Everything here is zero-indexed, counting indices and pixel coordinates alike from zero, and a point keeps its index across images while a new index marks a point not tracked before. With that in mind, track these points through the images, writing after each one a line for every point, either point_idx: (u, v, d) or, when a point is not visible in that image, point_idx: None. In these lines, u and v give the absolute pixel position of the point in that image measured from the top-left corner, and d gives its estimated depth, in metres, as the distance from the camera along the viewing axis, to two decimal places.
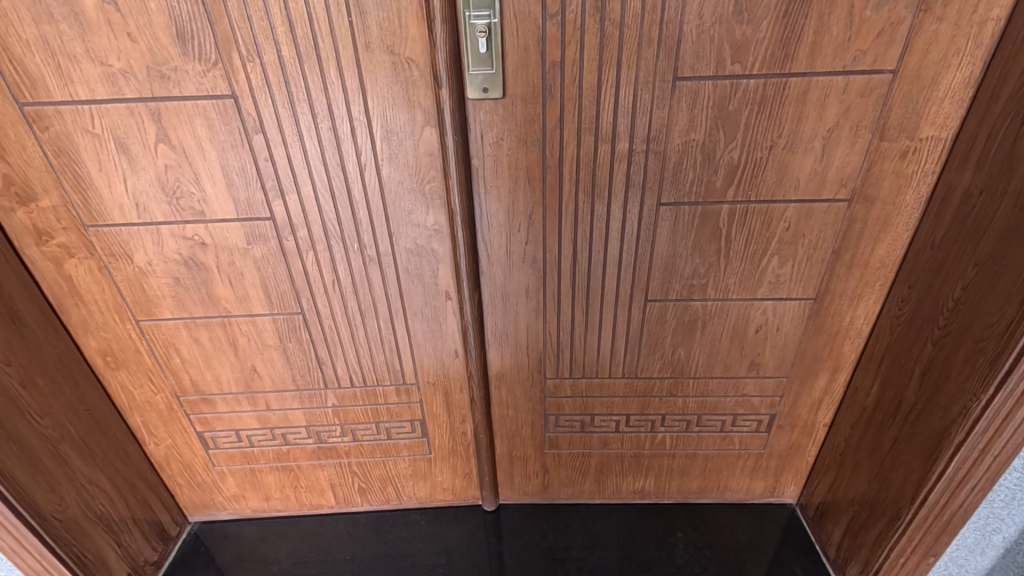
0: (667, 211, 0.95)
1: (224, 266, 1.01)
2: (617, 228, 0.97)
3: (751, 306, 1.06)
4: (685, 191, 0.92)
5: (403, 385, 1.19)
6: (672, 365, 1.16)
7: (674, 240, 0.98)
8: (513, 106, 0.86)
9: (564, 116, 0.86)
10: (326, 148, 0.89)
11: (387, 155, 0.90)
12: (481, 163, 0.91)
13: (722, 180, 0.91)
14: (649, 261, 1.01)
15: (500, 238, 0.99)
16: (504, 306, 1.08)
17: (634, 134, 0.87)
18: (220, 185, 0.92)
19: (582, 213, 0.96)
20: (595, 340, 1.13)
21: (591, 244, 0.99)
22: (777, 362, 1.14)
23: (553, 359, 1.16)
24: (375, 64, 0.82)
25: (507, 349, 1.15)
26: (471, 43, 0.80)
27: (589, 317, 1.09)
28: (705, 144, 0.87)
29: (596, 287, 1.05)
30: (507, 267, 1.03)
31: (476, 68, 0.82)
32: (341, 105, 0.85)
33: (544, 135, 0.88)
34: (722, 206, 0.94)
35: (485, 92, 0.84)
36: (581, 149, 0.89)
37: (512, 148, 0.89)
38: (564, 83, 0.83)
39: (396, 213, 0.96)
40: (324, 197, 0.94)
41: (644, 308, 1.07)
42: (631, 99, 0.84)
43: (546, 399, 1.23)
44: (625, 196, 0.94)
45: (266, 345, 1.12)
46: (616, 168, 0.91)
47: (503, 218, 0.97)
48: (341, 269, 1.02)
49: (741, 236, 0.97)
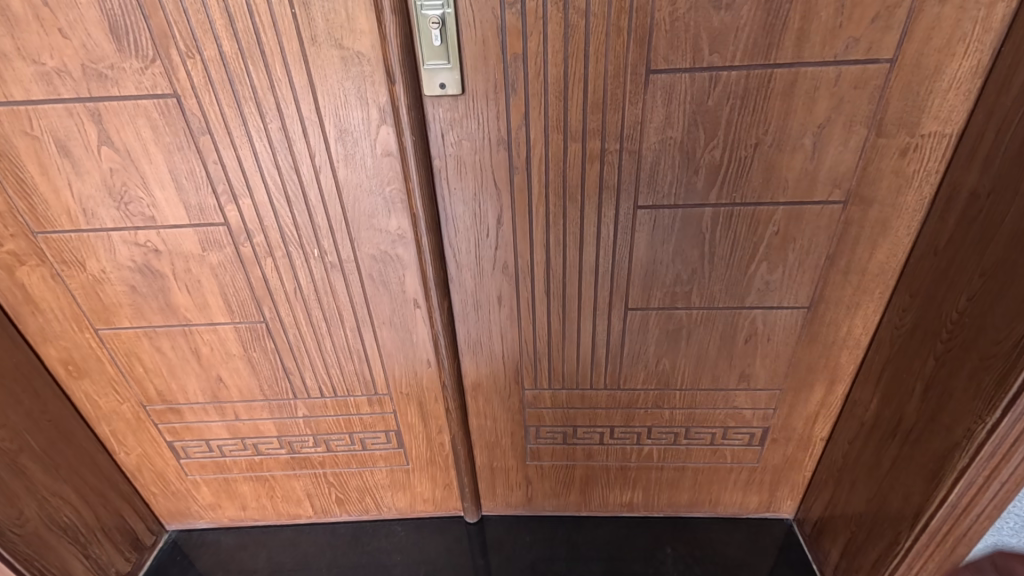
0: (645, 215, 0.88)
1: (181, 274, 0.96)
2: (592, 233, 0.91)
3: (739, 315, 0.99)
4: (664, 192, 0.86)
5: (375, 395, 1.15)
6: (657, 376, 1.09)
7: (655, 245, 0.92)
8: (474, 102, 0.79)
9: (530, 113, 0.80)
10: (278, 150, 0.83)
11: (342, 156, 0.84)
12: (443, 164, 0.85)
13: (704, 180, 0.84)
14: (628, 268, 0.95)
15: (467, 243, 0.94)
16: (477, 314, 1.03)
17: (607, 132, 0.81)
18: (169, 190, 0.87)
19: (554, 217, 0.90)
20: (574, 350, 1.07)
21: (564, 249, 0.93)
22: (769, 373, 1.07)
23: (530, 368, 1.10)
24: (323, 59, 0.76)
25: (482, 358, 1.09)
26: (424, 35, 0.74)
27: (566, 326, 1.03)
28: (683, 142, 0.80)
29: (573, 294, 0.99)
30: (477, 273, 0.97)
31: (431, 63, 0.76)
32: (290, 104, 0.79)
33: (509, 135, 0.82)
34: (705, 209, 0.87)
35: (443, 88, 0.78)
36: (550, 148, 0.83)
37: (475, 148, 0.83)
38: (527, 78, 0.77)
39: (356, 217, 0.90)
40: (279, 201, 0.88)
41: (625, 316, 1.01)
42: (602, 95, 0.78)
43: (525, 410, 1.17)
44: (599, 199, 0.87)
45: (231, 354, 1.07)
46: (588, 169, 0.84)
47: (471, 223, 0.91)
48: (302, 276, 0.97)
49: (726, 240, 0.90)
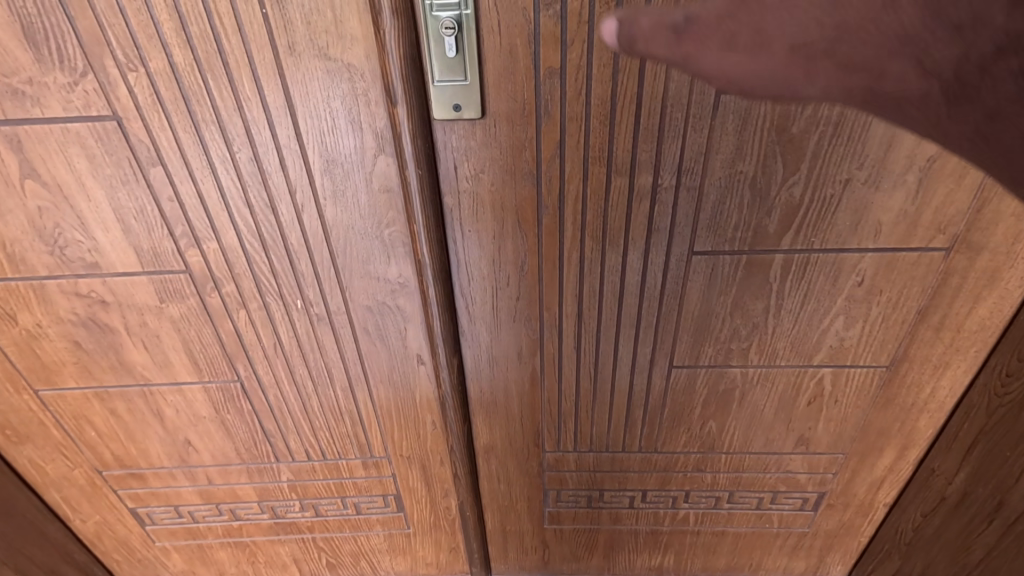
0: (702, 262, 0.72)
1: (135, 328, 0.79)
2: (635, 283, 0.75)
3: (804, 373, 0.84)
4: (726, 236, 0.70)
5: (372, 458, 0.99)
6: (701, 439, 0.94)
7: (710, 296, 0.76)
8: (496, 128, 0.63)
9: (566, 141, 0.64)
10: (249, 184, 0.67)
11: (329, 192, 0.67)
12: (455, 201, 0.69)
13: (777, 223, 0.68)
14: (676, 321, 0.79)
15: (483, 293, 0.77)
16: (492, 370, 0.87)
17: (661, 164, 0.65)
18: (114, 232, 0.70)
19: (589, 264, 0.74)
20: (605, 410, 0.91)
21: (600, 300, 0.77)
22: (832, 435, 0.92)
23: (553, 429, 0.95)
24: (304, 74, 0.59)
25: (497, 418, 0.93)
26: (434, 44, 0.57)
27: (597, 384, 0.88)
28: (756, 178, 0.65)
29: (606, 350, 0.83)
30: (494, 326, 0.81)
31: (443, 79, 0.59)
32: (262, 129, 0.63)
33: (539, 167, 0.66)
34: (775, 256, 0.71)
35: (457, 110, 0.61)
36: (589, 184, 0.67)
37: (496, 183, 0.67)
38: (565, 98, 0.61)
39: (347, 263, 0.74)
40: (253, 245, 0.72)
41: (667, 374, 0.86)
42: (657, 119, 0.62)
43: (545, 473, 1.01)
44: (647, 243, 0.71)
45: (200, 415, 0.91)
46: (635, 209, 0.68)
47: (488, 270, 0.75)
48: (283, 329, 0.81)
49: (796, 290, 0.75)
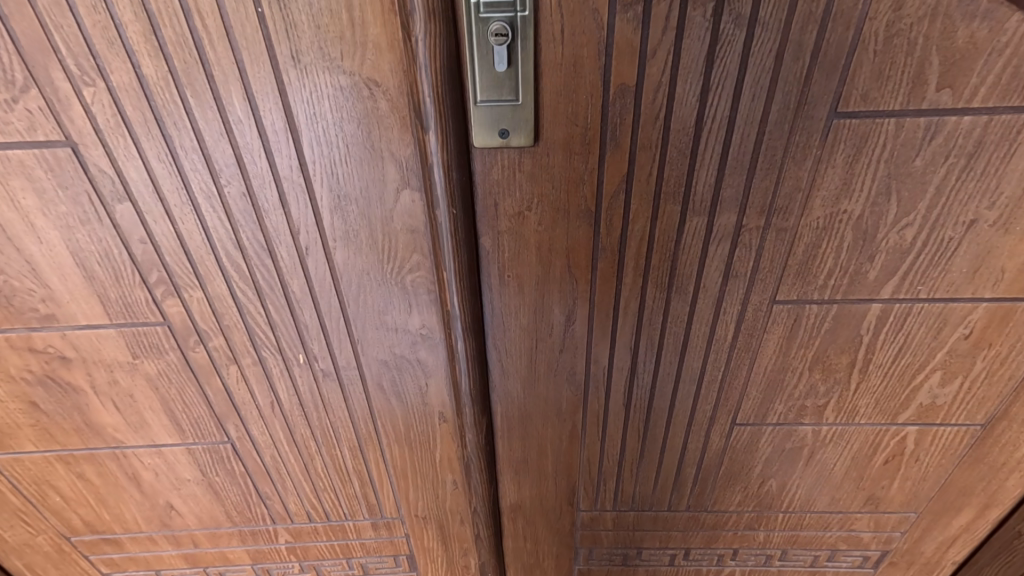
0: (785, 312, 0.61)
1: (104, 387, 0.66)
2: (702, 335, 0.64)
3: (882, 430, 0.73)
4: (817, 284, 0.59)
5: (382, 518, 0.87)
6: (758, 497, 0.83)
7: (788, 350, 0.65)
8: (549, 156, 0.51)
9: (634, 173, 0.52)
10: (241, 224, 0.54)
11: (340, 233, 0.55)
12: (494, 244, 0.57)
13: (880, 269, 0.57)
14: (746, 376, 0.68)
15: (520, 346, 0.66)
16: (525, 427, 0.75)
17: (750, 202, 0.53)
18: (73, 279, 0.57)
19: (649, 314, 0.62)
20: (652, 467, 0.80)
21: (659, 353, 0.66)
22: (906, 494, 0.81)
23: (590, 488, 0.83)
24: (311, 91, 0.47)
25: (527, 476, 0.82)
26: (480, 55, 0.45)
27: (647, 442, 0.76)
28: (864, 218, 0.53)
29: (660, 406, 0.72)
30: (531, 381, 0.69)
31: (490, 98, 0.47)
32: (258, 158, 0.50)
33: (598, 203, 0.54)
34: (872, 305, 0.60)
35: (504, 136, 0.49)
36: (659, 224, 0.55)
37: (544, 222, 0.55)
38: (637, 122, 0.49)
39: (360, 314, 0.62)
40: (246, 293, 0.59)
41: (728, 432, 0.75)
42: (750, 148, 0.50)
43: (578, 532, 0.90)
44: (721, 291, 0.60)
45: (183, 478, 0.78)
46: (711, 252, 0.57)
47: (528, 320, 0.63)
48: (282, 386, 0.68)
49: (890, 343, 0.63)
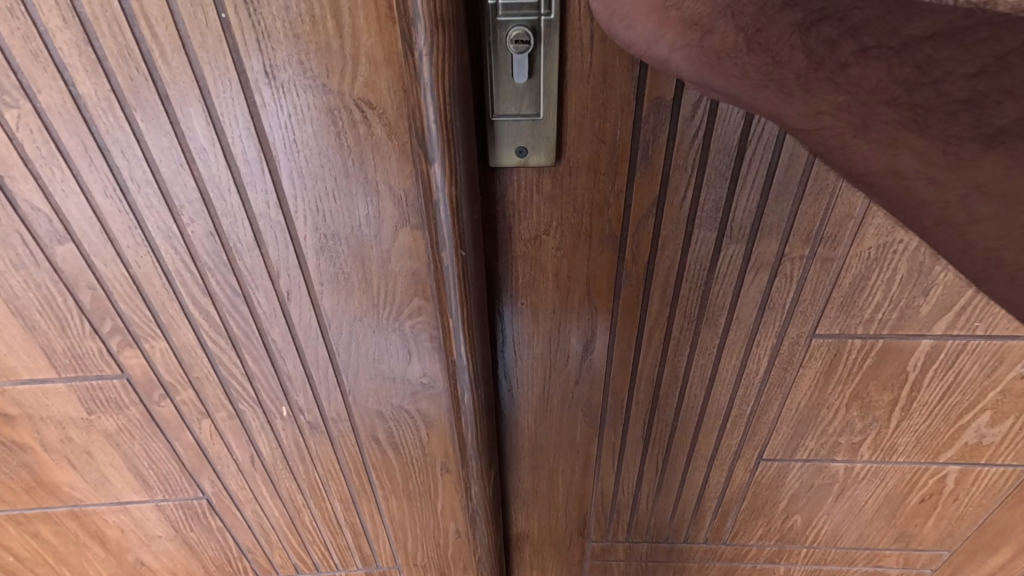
0: (825, 347, 0.58)
1: (55, 444, 0.58)
2: (731, 366, 0.60)
3: (922, 469, 0.70)
4: (862, 318, 0.56)
5: (378, 568, 0.79)
6: (782, 533, 0.78)
7: (825, 385, 0.61)
8: (573, 177, 0.47)
9: (665, 196, 0.48)
10: (209, 267, 0.45)
11: (328, 276, 0.47)
12: (510, 270, 0.53)
13: (934, 304, 0.54)
14: (777, 411, 0.64)
15: (533, 378, 0.61)
16: (537, 463, 0.70)
17: (795, 230, 0.50)
18: (9, 330, 0.48)
19: (676, 345, 0.58)
20: (669, 501, 0.75)
21: (684, 388, 0.62)
22: (939, 533, 0.78)
23: (603, 518, 0.77)
24: (290, 115, 0.38)
25: (535, 509, 0.76)
26: (497, 64, 0.41)
27: (665, 475, 0.71)
28: (923, 250, 0.50)
29: (682, 437, 0.67)
30: (544, 416, 0.64)
31: (508, 112, 0.43)
32: (227, 193, 0.42)
33: (624, 229, 0.50)
34: (922, 341, 0.57)
35: (521, 154, 0.45)
36: (693, 249, 0.51)
37: (564, 246, 0.51)
38: (672, 141, 0.45)
39: (352, 363, 0.53)
40: (217, 342, 0.51)
41: (753, 467, 0.70)
42: (799, 172, 0.47)
43: (585, 563, 0.83)
44: (756, 325, 0.57)
45: (153, 535, 0.69)
46: (747, 281, 0.53)
47: (543, 353, 0.58)
48: (263, 440, 0.60)
49: (937, 380, 0.61)
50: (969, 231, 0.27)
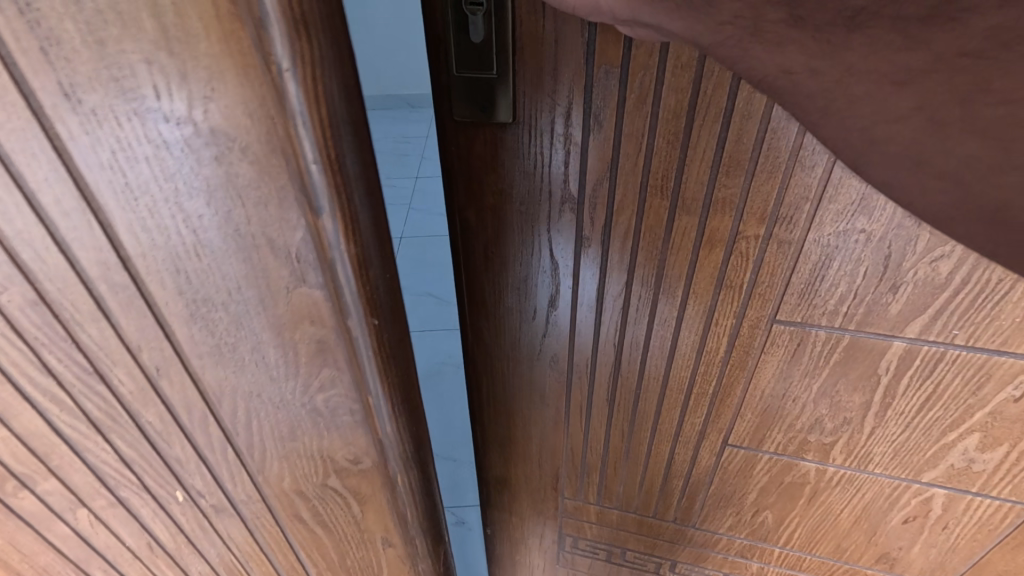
0: (786, 332, 0.69)
1: None
2: (692, 331, 0.71)
3: (907, 486, 0.79)
4: (825, 309, 0.66)
5: None
6: (749, 527, 0.93)
7: (792, 371, 0.72)
8: (536, 138, 0.59)
9: (626, 163, 0.59)
10: (38, 348, 0.34)
11: (207, 350, 0.37)
12: (483, 226, 0.68)
13: (904, 302, 0.63)
14: (741, 391, 0.76)
15: (507, 319, 0.76)
16: (513, 408, 0.86)
17: (748, 211, 0.59)
18: None
19: (639, 308, 0.70)
20: (638, 467, 0.90)
21: (645, 360, 0.75)
22: (921, 552, 0.86)
23: (574, 476, 0.94)
24: (113, 151, 0.27)
25: (517, 458, 0.94)
26: (457, 28, 0.53)
27: (632, 441, 0.85)
28: (885, 239, 0.58)
29: (646, 411, 0.81)
30: (517, 360, 0.80)
31: (467, 71, 0.55)
32: (45, 258, 0.30)
33: (581, 188, 0.62)
34: (895, 341, 0.66)
35: (484, 111, 0.58)
36: (646, 217, 0.62)
37: (528, 205, 0.65)
38: (630, 115, 0.55)
39: (257, 444, 0.44)
40: (73, 430, 0.39)
41: (718, 452, 0.84)
42: (758, 142, 0.54)
43: (561, 519, 1.01)
44: (712, 302, 0.68)
45: None
46: (692, 257, 0.64)
47: (512, 295, 0.74)
48: (159, 524, 0.49)
49: (915, 390, 0.70)
50: (848, 115, 0.35)
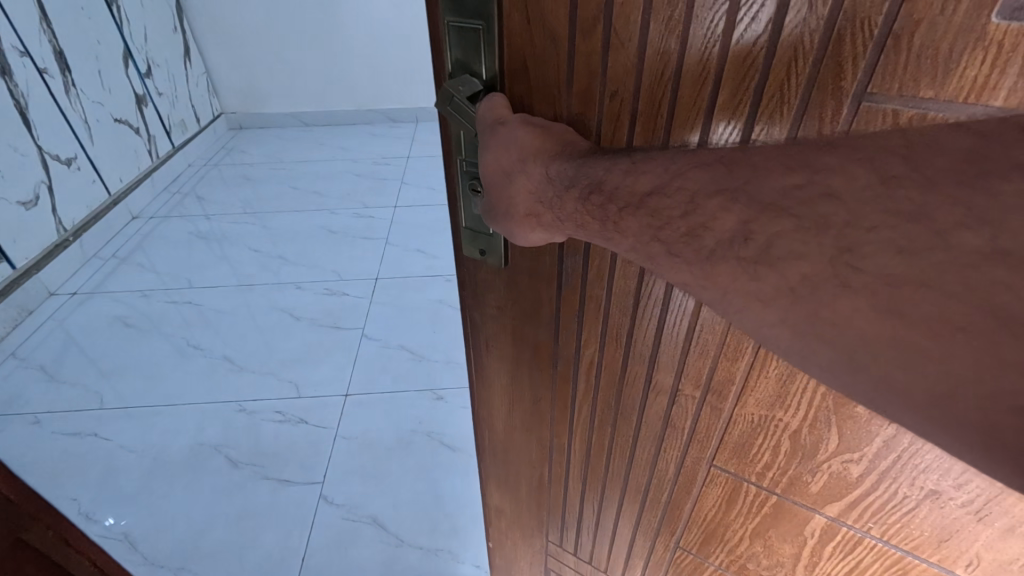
0: (724, 475, 0.87)
1: None
2: (650, 440, 0.91)
3: None
4: (756, 469, 0.82)
5: None
6: None
7: (729, 508, 0.91)
8: (536, 284, 0.83)
9: (590, 315, 0.81)
10: None
11: None
12: (491, 332, 0.96)
13: (820, 486, 0.77)
14: (690, 508, 0.96)
15: (509, 392, 1.04)
16: (507, 460, 1.18)
17: (684, 375, 0.78)
18: None
19: (610, 418, 0.93)
20: (605, 534, 1.16)
21: (608, 456, 1.00)
22: None
23: (556, 529, 1.25)
24: None
25: (516, 500, 1.26)
26: (466, 201, 0.79)
27: (602, 510, 1.11)
28: (799, 431, 0.73)
29: (611, 493, 1.06)
30: (511, 421, 1.09)
31: (471, 228, 0.82)
32: None
33: (561, 323, 0.85)
34: (816, 515, 0.81)
35: (483, 253, 0.84)
36: (605, 354, 0.84)
37: (524, 326, 0.90)
38: (607, 296, 0.77)
39: None
40: None
41: (673, 549, 1.06)
42: (684, 334, 0.73)
43: (548, 562, 1.34)
44: (662, 433, 0.88)
45: None
46: (667, 406, 0.84)
47: (512, 378, 1.00)
48: None
49: (838, 558, 0.84)
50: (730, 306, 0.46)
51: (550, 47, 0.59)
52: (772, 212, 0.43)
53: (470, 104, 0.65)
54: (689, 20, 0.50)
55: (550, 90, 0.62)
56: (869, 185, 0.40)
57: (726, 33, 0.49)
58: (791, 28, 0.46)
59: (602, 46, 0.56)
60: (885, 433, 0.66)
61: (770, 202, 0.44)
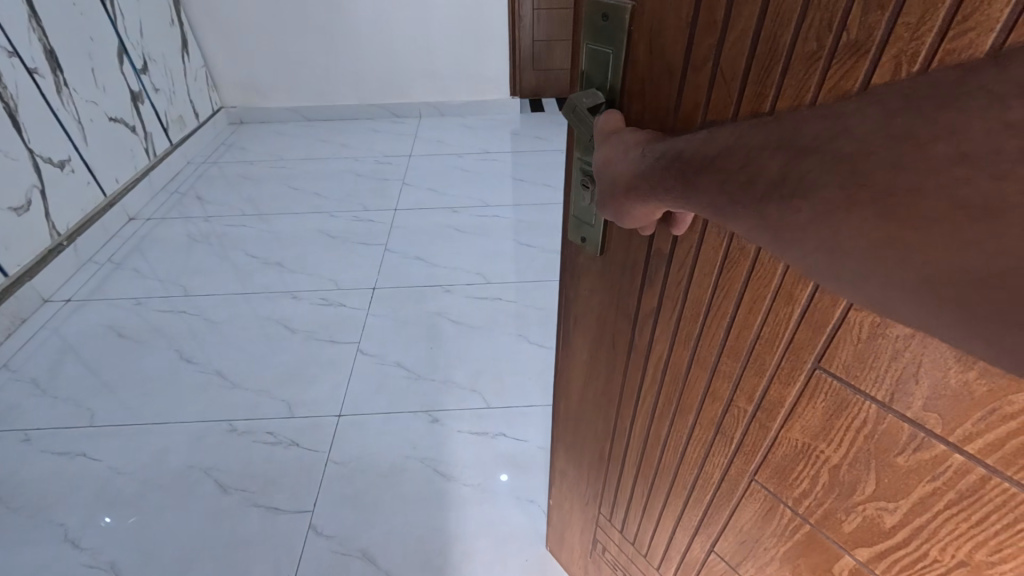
0: (763, 492, 0.83)
1: None
2: (700, 442, 0.89)
3: None
4: (793, 494, 0.78)
5: None
6: None
7: (765, 526, 0.86)
8: (616, 267, 0.86)
9: (663, 310, 0.82)
10: None
11: None
12: (580, 308, 1.01)
13: (854, 525, 0.72)
14: (728, 516, 0.92)
15: (587, 367, 1.09)
16: (577, 426, 1.23)
17: (739, 387, 0.77)
18: None
19: (665, 414, 0.93)
20: (648, 526, 1.14)
21: (661, 447, 0.99)
22: None
23: (605, 507, 1.26)
24: None
25: (573, 464, 1.32)
26: (576, 192, 0.82)
27: (647, 503, 1.10)
28: (838, 465, 0.70)
29: (658, 487, 1.05)
30: (584, 393, 1.15)
31: (576, 215, 0.85)
32: None
33: (638, 315, 0.87)
34: (845, 555, 0.76)
35: (583, 241, 0.87)
36: (673, 352, 0.84)
37: (607, 309, 0.94)
38: (683, 296, 0.77)
39: None
40: None
41: (708, 550, 1.01)
42: (747, 345, 0.72)
43: (595, 539, 1.37)
44: (712, 437, 0.86)
45: None
46: (723, 411, 0.82)
47: (591, 354, 1.05)
48: None
49: None
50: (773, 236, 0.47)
51: (664, 77, 0.63)
52: (804, 153, 0.43)
53: (590, 114, 0.70)
54: (785, 70, 0.51)
55: (660, 113, 0.66)
56: (874, 120, 0.39)
57: (818, 83, 0.49)
58: (886, 67, 0.45)
59: (708, 80, 0.59)
60: (922, 489, 0.62)
61: (804, 144, 0.43)
